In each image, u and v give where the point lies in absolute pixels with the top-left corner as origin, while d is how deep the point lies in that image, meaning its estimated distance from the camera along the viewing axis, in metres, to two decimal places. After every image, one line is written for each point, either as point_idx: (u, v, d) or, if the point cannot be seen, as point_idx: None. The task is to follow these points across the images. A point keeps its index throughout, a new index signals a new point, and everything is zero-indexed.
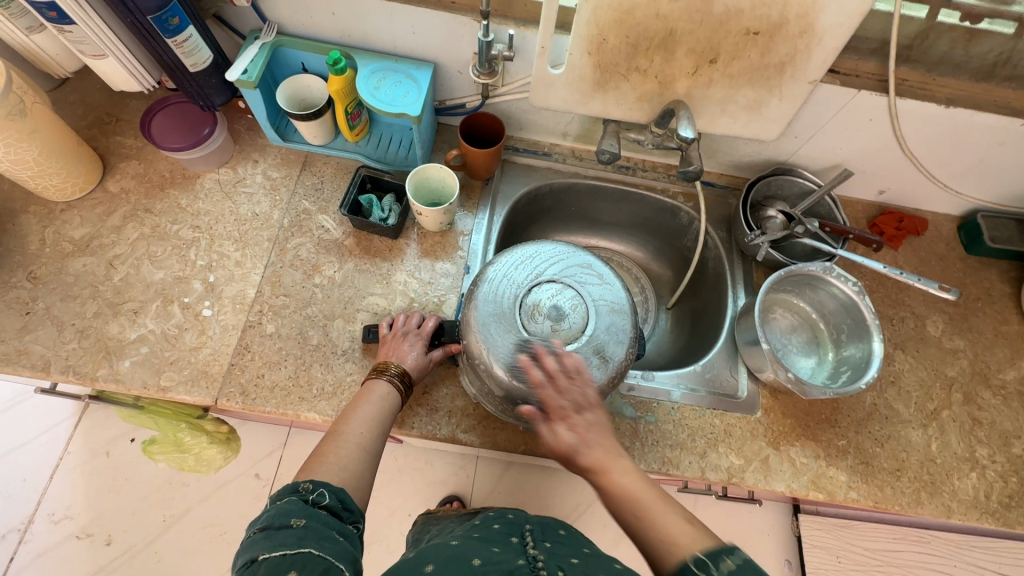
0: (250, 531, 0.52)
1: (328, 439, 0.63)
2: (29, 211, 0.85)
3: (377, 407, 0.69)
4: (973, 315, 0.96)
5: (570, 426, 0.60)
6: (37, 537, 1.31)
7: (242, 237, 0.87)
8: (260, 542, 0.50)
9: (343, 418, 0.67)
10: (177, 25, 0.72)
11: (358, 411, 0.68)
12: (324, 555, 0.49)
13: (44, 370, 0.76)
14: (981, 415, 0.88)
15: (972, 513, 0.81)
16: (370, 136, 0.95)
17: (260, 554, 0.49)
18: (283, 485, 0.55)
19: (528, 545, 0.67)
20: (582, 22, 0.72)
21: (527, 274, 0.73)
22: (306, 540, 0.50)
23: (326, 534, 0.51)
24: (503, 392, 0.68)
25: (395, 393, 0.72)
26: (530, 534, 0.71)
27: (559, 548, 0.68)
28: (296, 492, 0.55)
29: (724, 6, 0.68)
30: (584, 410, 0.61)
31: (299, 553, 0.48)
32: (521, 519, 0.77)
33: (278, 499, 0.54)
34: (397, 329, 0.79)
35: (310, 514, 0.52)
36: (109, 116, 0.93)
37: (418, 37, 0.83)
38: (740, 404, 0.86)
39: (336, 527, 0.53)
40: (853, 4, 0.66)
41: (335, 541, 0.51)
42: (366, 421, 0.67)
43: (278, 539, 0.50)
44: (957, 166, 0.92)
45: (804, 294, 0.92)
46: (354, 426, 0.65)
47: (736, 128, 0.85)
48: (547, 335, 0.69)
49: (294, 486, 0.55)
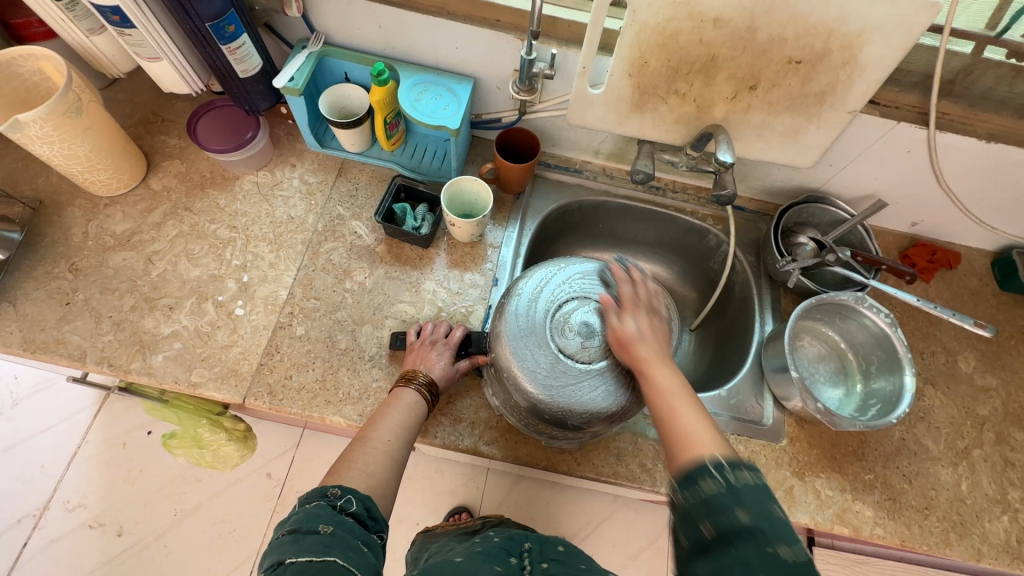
0: (278, 534, 0.52)
1: (357, 443, 0.64)
2: (74, 204, 0.88)
3: (405, 414, 0.70)
4: (1007, 354, 0.94)
5: (639, 320, 0.67)
6: (51, 525, 1.33)
7: (277, 238, 0.89)
8: (287, 546, 0.50)
9: (371, 425, 0.67)
10: (232, 33, 0.74)
11: (385, 417, 0.68)
12: (347, 567, 0.49)
13: (80, 360, 0.77)
14: (1013, 456, 0.86)
15: (1003, 558, 0.79)
16: (406, 146, 0.97)
17: (286, 557, 0.49)
18: (315, 488, 0.55)
19: (526, 567, 0.67)
20: (626, 44, 0.73)
21: (562, 286, 0.74)
22: (332, 549, 0.49)
23: (349, 543, 0.51)
24: (530, 403, 0.68)
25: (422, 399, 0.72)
26: (528, 556, 0.70)
27: (558, 569, 0.67)
28: (325, 497, 0.55)
29: (768, 35, 0.69)
30: (652, 314, 0.69)
31: (323, 561, 0.48)
32: (523, 534, 0.77)
33: (307, 503, 0.54)
34: (425, 337, 0.80)
35: (337, 522, 0.52)
36: (155, 116, 0.95)
37: (460, 53, 0.84)
38: (765, 432, 0.84)
39: (361, 538, 0.52)
40: (897, 39, 0.66)
41: (359, 552, 0.51)
42: (394, 427, 0.67)
43: (305, 544, 0.49)
44: (994, 202, 0.91)
45: (833, 323, 0.91)
46: (381, 433, 0.66)
47: (771, 154, 0.85)
48: (578, 352, 0.69)
49: (325, 488, 0.56)
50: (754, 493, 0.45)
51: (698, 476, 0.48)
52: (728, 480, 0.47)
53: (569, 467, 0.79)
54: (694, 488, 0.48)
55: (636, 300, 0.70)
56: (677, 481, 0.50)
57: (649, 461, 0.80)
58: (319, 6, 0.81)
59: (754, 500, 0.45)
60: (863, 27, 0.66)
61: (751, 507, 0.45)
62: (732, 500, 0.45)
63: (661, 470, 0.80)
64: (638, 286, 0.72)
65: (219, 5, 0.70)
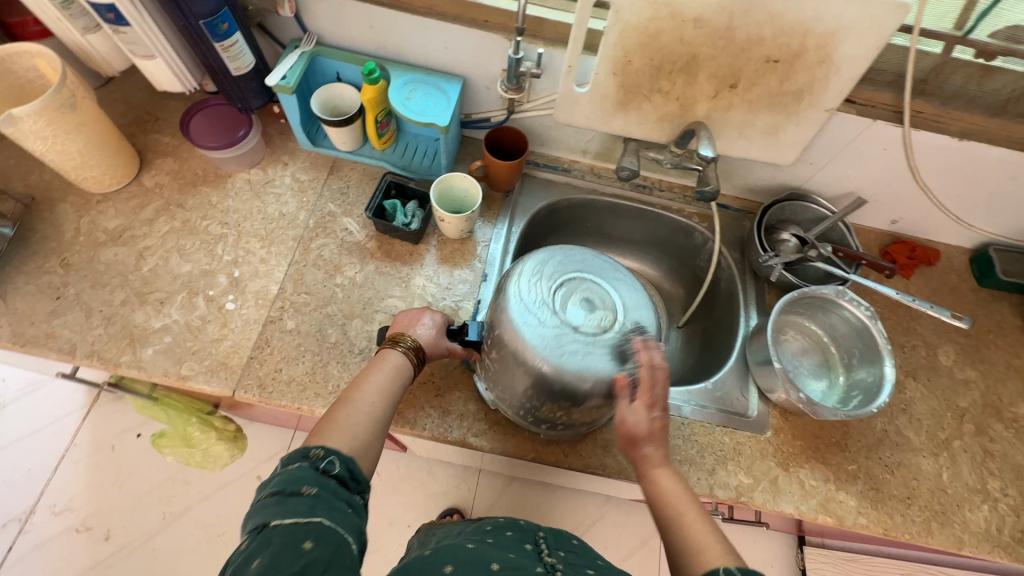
0: (259, 496, 0.52)
1: (339, 406, 0.62)
2: (67, 201, 0.88)
3: (391, 376, 0.68)
4: (985, 347, 0.96)
5: (651, 413, 0.64)
6: (37, 528, 1.31)
7: (269, 234, 0.90)
8: (271, 508, 0.50)
9: (354, 387, 0.65)
10: (225, 30, 0.75)
11: (369, 379, 0.67)
12: (333, 526, 0.50)
13: (70, 353, 0.78)
14: (992, 447, 0.88)
15: (984, 546, 0.80)
16: (396, 145, 0.98)
17: (271, 519, 0.49)
18: (297, 449, 0.55)
19: (543, 553, 0.69)
20: (609, 44, 0.75)
21: (558, 266, 0.72)
22: (318, 510, 0.50)
23: (335, 503, 0.52)
24: (532, 373, 0.67)
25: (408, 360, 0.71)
26: (545, 542, 0.73)
27: (574, 558, 0.70)
28: (308, 458, 0.55)
29: (747, 34, 0.71)
30: (660, 405, 0.65)
31: (310, 522, 0.49)
32: (533, 527, 0.79)
33: (289, 464, 0.54)
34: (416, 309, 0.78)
35: (321, 484, 0.53)
36: (149, 115, 0.97)
37: (449, 53, 0.86)
38: (750, 423, 0.86)
39: (344, 498, 0.54)
40: (871, 38, 0.69)
41: (344, 513, 0.52)
42: (378, 389, 0.66)
43: (290, 506, 0.50)
44: (969, 199, 0.94)
45: (816, 317, 0.93)
46: (365, 395, 0.64)
47: (753, 151, 0.87)
48: (581, 327, 0.67)
49: (306, 449, 0.56)
50: None
51: None
52: None
53: (556, 459, 0.80)
54: None
55: (641, 377, 0.64)
56: None
57: None
58: (312, 7, 0.83)
59: None
60: (836, 27, 0.69)
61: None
62: None
63: None
64: (642, 369, 0.64)
65: (213, 4, 0.72)
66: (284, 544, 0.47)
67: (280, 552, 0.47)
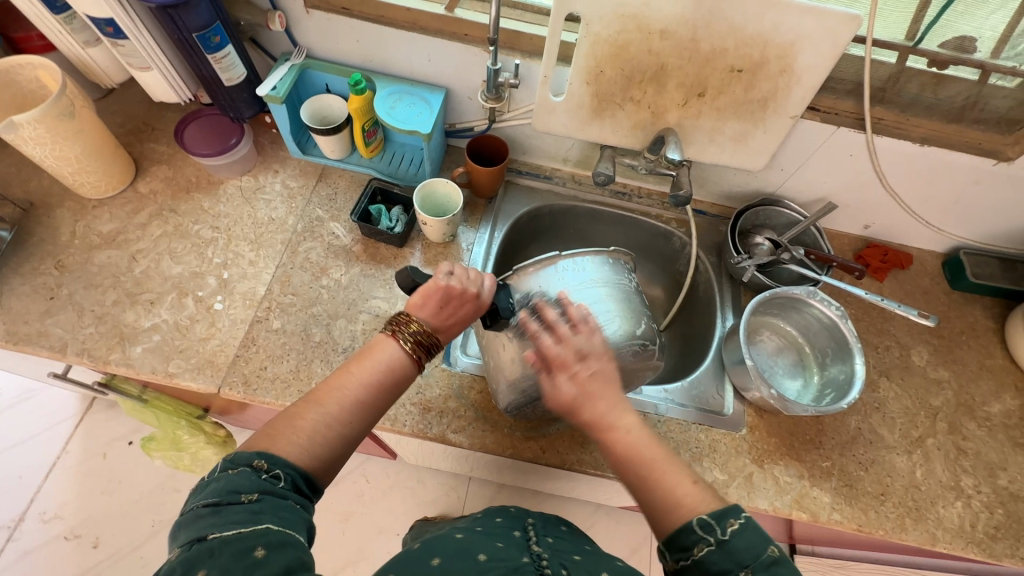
0: (193, 506, 0.49)
1: (307, 411, 0.56)
2: (64, 206, 0.92)
3: (380, 386, 0.61)
4: (958, 348, 0.98)
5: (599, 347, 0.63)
6: (25, 536, 1.32)
7: (258, 238, 0.93)
8: (208, 520, 0.47)
9: (333, 393, 0.58)
10: (218, 43, 0.80)
11: (349, 385, 0.59)
12: (282, 528, 0.48)
13: (61, 351, 0.80)
14: (966, 445, 0.89)
15: (958, 542, 0.81)
16: (383, 154, 1.02)
17: (209, 532, 0.46)
18: (240, 452, 0.51)
19: (531, 541, 0.69)
20: (582, 55, 0.79)
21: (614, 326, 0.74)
22: (263, 514, 0.48)
23: (282, 504, 0.50)
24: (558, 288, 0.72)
25: (412, 363, 0.64)
26: (533, 529, 0.73)
27: (561, 544, 0.70)
28: (250, 465, 0.51)
29: (710, 45, 0.75)
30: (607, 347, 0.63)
31: (256, 529, 0.47)
32: (523, 514, 0.80)
33: (230, 470, 0.50)
34: (441, 290, 0.65)
35: (264, 488, 0.50)
36: (145, 125, 1.01)
37: (432, 65, 0.91)
38: (726, 421, 0.87)
39: (292, 498, 0.51)
40: (827, 48, 0.73)
41: (293, 510, 0.50)
42: (354, 400, 0.59)
43: (230, 516, 0.47)
44: (936, 203, 0.97)
45: (789, 318, 0.95)
46: (338, 408, 0.58)
47: (723, 158, 0.91)
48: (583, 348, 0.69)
49: (246, 452, 0.52)
50: (745, 543, 0.51)
51: (692, 544, 0.52)
52: (719, 539, 0.51)
53: (533, 454, 0.81)
54: (689, 556, 0.52)
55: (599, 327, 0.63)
56: (668, 549, 0.54)
57: (612, 449, 0.83)
58: (302, 22, 0.88)
59: (748, 549, 0.51)
60: (794, 37, 0.72)
61: (748, 561, 0.50)
62: (731, 558, 0.50)
63: None
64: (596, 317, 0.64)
65: (205, 17, 0.76)
66: (231, 555, 0.44)
67: (228, 565, 0.44)
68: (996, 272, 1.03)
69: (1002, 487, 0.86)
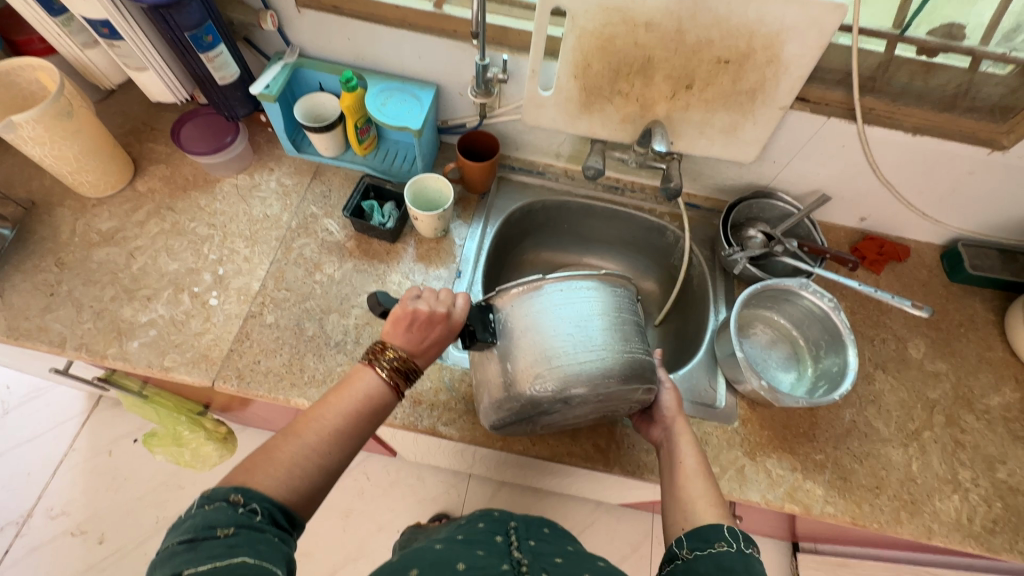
0: (167, 543, 0.48)
1: (286, 444, 0.56)
2: (64, 205, 0.94)
3: (358, 417, 0.61)
4: (956, 340, 0.97)
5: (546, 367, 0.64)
6: (33, 532, 1.34)
7: (253, 235, 0.94)
8: (183, 556, 0.46)
9: (311, 423, 0.58)
10: (210, 42, 0.81)
11: (327, 415, 0.59)
12: (260, 562, 0.47)
13: (60, 346, 0.82)
14: (963, 438, 0.88)
15: (954, 536, 0.80)
16: (377, 151, 1.03)
17: (182, 569, 0.45)
18: (217, 487, 0.50)
19: (512, 546, 0.68)
20: (569, 49, 0.80)
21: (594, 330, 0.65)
22: (240, 548, 0.47)
23: (259, 537, 0.49)
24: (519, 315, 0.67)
25: (392, 390, 0.64)
26: (514, 533, 0.72)
27: (542, 548, 0.69)
28: (226, 499, 0.50)
29: (696, 37, 0.75)
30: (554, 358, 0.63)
31: (232, 563, 0.46)
32: (506, 517, 0.79)
33: (205, 505, 0.50)
34: (411, 315, 0.65)
35: (240, 522, 0.49)
36: (145, 126, 1.03)
37: (423, 62, 0.92)
38: (718, 414, 0.87)
39: (270, 531, 0.50)
40: (813, 37, 0.72)
41: (271, 544, 0.49)
42: (331, 431, 0.58)
43: (205, 551, 0.46)
44: (932, 194, 0.96)
45: (782, 310, 0.95)
46: (317, 440, 0.57)
47: (714, 150, 0.91)
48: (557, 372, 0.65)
49: (223, 487, 0.51)
50: (759, 563, 0.56)
51: (715, 539, 0.58)
52: (739, 545, 0.58)
53: (523, 448, 0.82)
54: (708, 544, 0.58)
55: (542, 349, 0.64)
56: (689, 538, 0.60)
57: (603, 441, 0.83)
58: (294, 22, 0.89)
59: (759, 568, 0.56)
60: (779, 27, 0.72)
61: (759, 574, 0.55)
62: (745, 564, 0.55)
63: (615, 450, 0.82)
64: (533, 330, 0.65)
65: (197, 17, 0.78)
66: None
67: None
68: (996, 264, 1.01)
69: (1001, 480, 0.84)
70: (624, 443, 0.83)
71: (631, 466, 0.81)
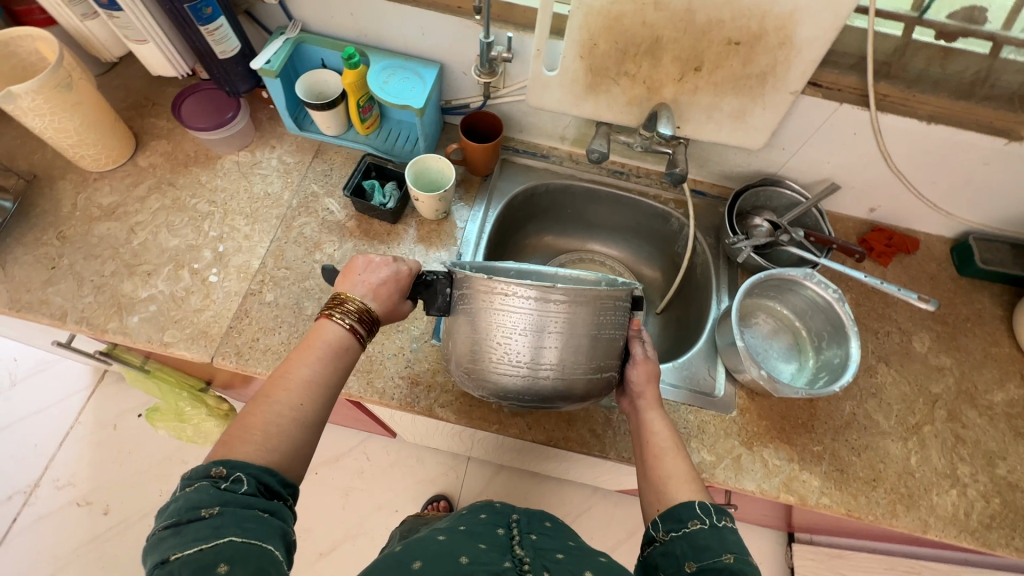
0: (157, 528, 0.48)
1: (259, 408, 0.55)
2: (66, 178, 0.94)
3: (325, 366, 0.60)
4: (962, 335, 0.95)
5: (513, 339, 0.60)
6: (40, 501, 1.37)
7: (254, 213, 0.94)
8: (171, 540, 0.47)
9: (280, 379, 0.58)
10: (209, 15, 0.80)
11: (296, 368, 0.59)
12: (247, 538, 0.47)
13: (61, 319, 0.82)
14: (964, 433, 0.87)
15: (950, 530, 0.80)
16: (380, 131, 1.02)
17: (171, 553, 0.46)
18: (195, 469, 0.50)
19: (515, 539, 0.67)
20: (575, 27, 0.78)
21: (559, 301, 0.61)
22: (224, 529, 0.47)
23: (245, 514, 0.48)
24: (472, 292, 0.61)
25: (358, 341, 0.64)
26: (517, 526, 0.71)
27: (545, 541, 0.68)
28: (209, 476, 0.50)
29: (706, 16, 0.73)
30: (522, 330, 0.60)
31: (218, 544, 0.45)
32: (508, 509, 0.78)
33: (188, 487, 0.49)
34: (368, 277, 0.66)
35: (225, 500, 0.48)
36: (146, 101, 1.02)
37: (426, 39, 0.90)
38: (715, 402, 0.87)
39: (258, 506, 0.49)
40: (828, 18, 0.70)
41: (259, 521, 0.48)
42: (304, 384, 0.58)
43: (190, 534, 0.46)
44: (944, 185, 0.94)
45: (786, 301, 0.93)
46: (290, 394, 0.57)
47: (722, 135, 0.89)
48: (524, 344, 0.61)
49: (204, 465, 0.51)
50: (735, 538, 0.56)
51: (688, 518, 0.58)
52: (713, 521, 0.57)
53: (519, 431, 0.82)
54: (683, 524, 0.58)
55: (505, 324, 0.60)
56: (664, 519, 0.59)
57: (599, 427, 0.82)
58: None
59: (736, 543, 0.55)
60: (792, 8, 0.70)
61: (734, 551, 0.54)
62: (719, 542, 0.55)
63: (611, 436, 0.82)
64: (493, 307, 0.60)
65: None
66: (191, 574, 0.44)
67: None
68: (1007, 258, 0.99)
69: (1000, 476, 0.84)
70: (620, 429, 0.82)
71: (627, 453, 0.81)
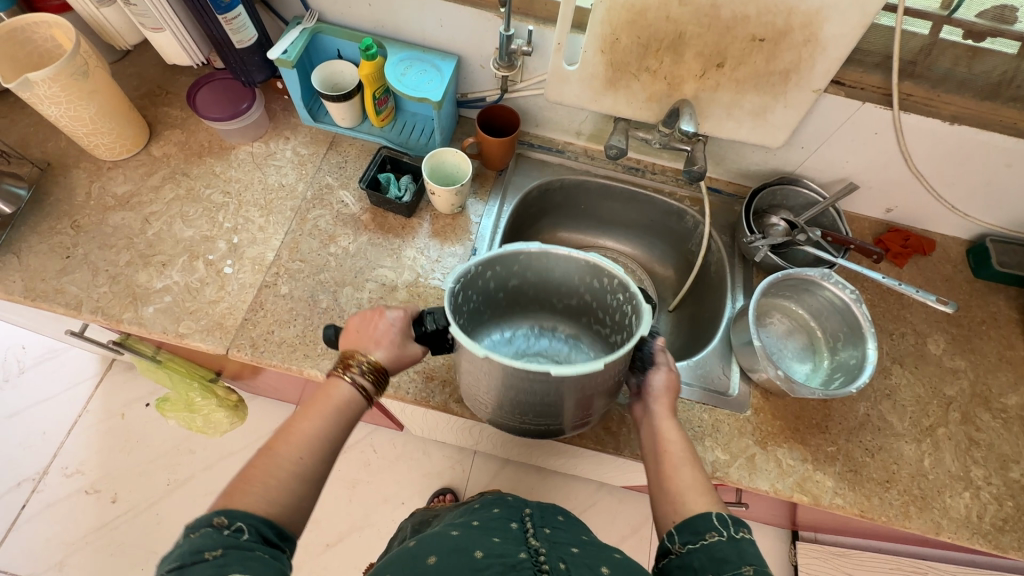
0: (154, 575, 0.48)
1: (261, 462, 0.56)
2: (80, 167, 0.93)
3: (330, 424, 0.60)
4: (977, 338, 0.95)
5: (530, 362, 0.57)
6: (48, 489, 1.37)
7: (268, 204, 0.94)
8: None
9: (285, 436, 0.58)
10: (228, 3, 0.79)
11: (302, 425, 0.59)
12: None
13: (76, 309, 0.82)
14: (978, 436, 0.87)
15: (963, 532, 0.80)
16: (395, 123, 1.01)
17: None
18: (198, 516, 0.50)
19: (528, 533, 0.67)
20: (597, 21, 0.77)
21: None
22: (229, 567, 0.47)
23: (249, 555, 0.49)
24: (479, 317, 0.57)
25: (365, 397, 0.63)
26: (530, 520, 0.71)
27: (559, 535, 0.68)
28: (211, 524, 0.50)
29: (731, 12, 0.72)
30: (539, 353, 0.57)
31: None
32: (522, 504, 0.78)
33: (190, 533, 0.49)
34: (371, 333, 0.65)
35: (227, 543, 0.49)
36: (160, 89, 1.01)
37: (444, 31, 0.89)
38: (729, 402, 0.86)
39: (260, 549, 0.50)
40: (855, 16, 0.69)
41: (262, 561, 0.49)
42: (308, 440, 0.58)
43: None
44: (963, 187, 0.93)
45: (802, 301, 0.93)
46: (291, 450, 0.57)
47: (742, 133, 0.88)
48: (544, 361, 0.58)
49: (205, 514, 0.51)
50: (753, 550, 0.56)
51: (705, 530, 0.58)
52: (731, 533, 0.57)
53: None
54: (699, 537, 0.58)
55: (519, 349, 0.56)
56: (679, 532, 0.60)
57: (614, 425, 0.82)
58: None
59: (755, 556, 0.56)
60: (820, 5, 0.69)
61: (753, 563, 0.55)
62: (737, 555, 0.55)
63: (626, 433, 0.82)
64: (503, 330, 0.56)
65: None
66: None
67: None
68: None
69: (1013, 480, 0.84)
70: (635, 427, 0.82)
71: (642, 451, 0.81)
